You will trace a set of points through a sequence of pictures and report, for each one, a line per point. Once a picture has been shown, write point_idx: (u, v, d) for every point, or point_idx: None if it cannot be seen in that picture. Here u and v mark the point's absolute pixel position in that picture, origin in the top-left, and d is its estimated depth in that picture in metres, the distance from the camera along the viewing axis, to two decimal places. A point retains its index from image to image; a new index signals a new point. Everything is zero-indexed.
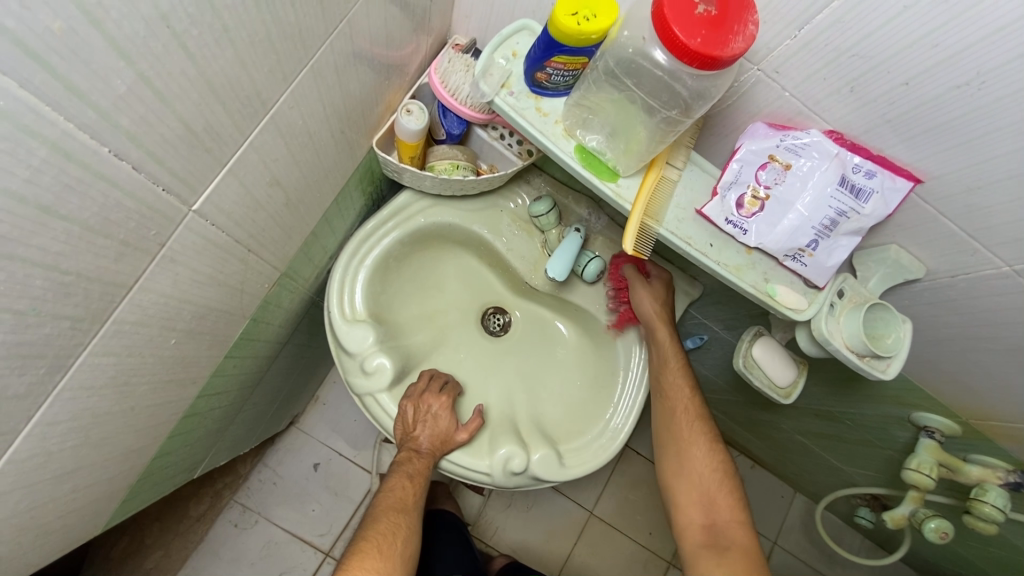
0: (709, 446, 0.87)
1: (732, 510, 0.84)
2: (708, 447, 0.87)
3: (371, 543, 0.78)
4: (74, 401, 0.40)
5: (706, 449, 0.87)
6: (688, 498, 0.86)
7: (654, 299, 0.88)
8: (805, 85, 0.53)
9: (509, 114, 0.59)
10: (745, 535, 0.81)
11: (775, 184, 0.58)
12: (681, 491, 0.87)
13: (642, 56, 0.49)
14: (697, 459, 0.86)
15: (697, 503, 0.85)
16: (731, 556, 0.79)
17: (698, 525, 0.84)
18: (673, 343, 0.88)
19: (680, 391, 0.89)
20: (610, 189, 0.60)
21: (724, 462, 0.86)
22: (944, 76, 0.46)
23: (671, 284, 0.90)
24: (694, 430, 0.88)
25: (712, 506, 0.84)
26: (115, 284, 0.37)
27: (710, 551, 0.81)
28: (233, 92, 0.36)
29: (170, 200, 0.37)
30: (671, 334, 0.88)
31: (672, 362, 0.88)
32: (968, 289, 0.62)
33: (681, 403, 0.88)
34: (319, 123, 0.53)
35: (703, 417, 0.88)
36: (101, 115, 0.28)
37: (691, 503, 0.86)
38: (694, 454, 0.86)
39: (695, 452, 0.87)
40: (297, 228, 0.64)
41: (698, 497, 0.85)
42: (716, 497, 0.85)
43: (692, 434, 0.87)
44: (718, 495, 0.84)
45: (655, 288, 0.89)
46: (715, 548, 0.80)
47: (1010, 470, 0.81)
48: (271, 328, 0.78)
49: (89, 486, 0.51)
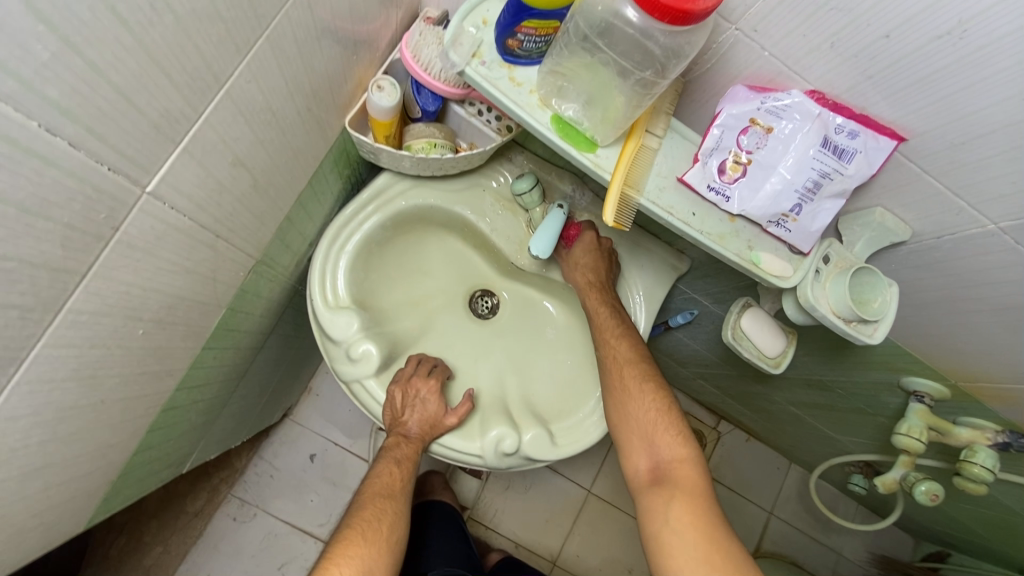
0: (645, 386, 0.81)
1: (676, 448, 0.77)
2: (643, 388, 0.81)
3: (356, 531, 0.76)
4: (36, 395, 0.39)
5: (642, 390, 0.81)
6: (632, 443, 0.80)
7: (582, 262, 0.88)
8: (785, 43, 0.51)
9: (481, 84, 0.56)
10: (691, 473, 0.75)
11: (757, 148, 0.57)
12: (626, 440, 0.80)
13: (613, 15, 0.48)
14: (636, 403, 0.80)
15: (641, 448, 0.79)
16: (677, 498, 0.73)
17: (644, 472, 0.78)
18: (596, 295, 0.87)
19: (611, 337, 0.84)
20: (588, 159, 0.58)
21: (664, 402, 0.80)
22: (926, 26, 0.45)
23: (609, 245, 0.90)
24: (629, 374, 0.82)
25: (656, 448, 0.78)
26: (66, 271, 0.35)
27: (657, 495, 0.74)
28: (179, 63, 0.35)
29: (118, 181, 0.35)
30: (595, 291, 0.87)
31: (597, 313, 0.86)
32: (953, 250, 0.61)
33: (611, 346, 0.84)
34: (282, 100, 0.51)
35: (635, 358, 0.82)
36: (24, 85, 0.26)
37: (636, 449, 0.79)
38: (631, 398, 0.80)
39: (632, 393, 0.81)
40: (269, 213, 0.62)
41: (640, 441, 0.79)
42: (660, 438, 0.78)
43: (624, 377, 0.81)
44: (661, 437, 0.78)
45: (584, 245, 0.88)
46: (661, 494, 0.74)
47: (999, 431, 0.81)
48: (251, 317, 0.76)
49: (62, 483, 0.50)
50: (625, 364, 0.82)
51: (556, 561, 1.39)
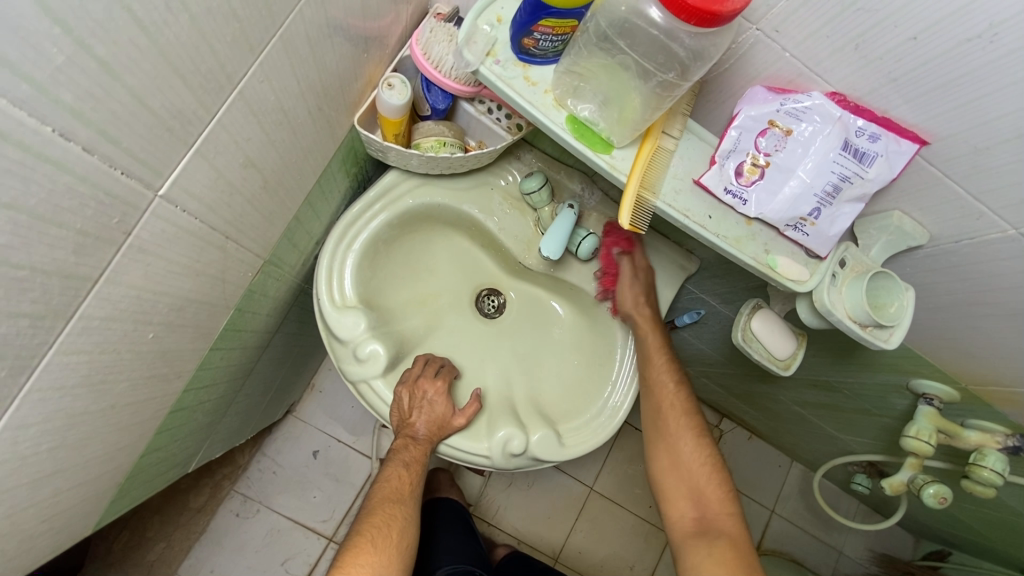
0: (698, 438, 0.87)
1: (721, 500, 0.83)
2: (695, 441, 0.87)
3: (366, 538, 0.76)
4: (45, 402, 0.38)
5: (694, 442, 0.87)
6: (678, 489, 0.85)
7: (638, 296, 0.87)
8: (807, 44, 0.50)
9: (495, 83, 0.55)
10: (734, 526, 0.81)
11: (775, 150, 0.56)
12: (673, 486, 0.86)
13: (636, 15, 0.47)
14: (686, 453, 0.86)
15: (688, 496, 0.84)
16: (722, 547, 0.78)
17: (687, 520, 0.83)
18: (654, 337, 0.88)
19: (668, 386, 0.89)
20: (604, 161, 0.57)
21: (713, 457, 0.86)
22: (956, 29, 0.44)
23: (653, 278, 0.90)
24: (682, 425, 0.87)
25: (702, 498, 0.84)
26: (77, 277, 0.35)
27: (701, 541, 0.80)
28: (193, 64, 0.34)
29: (131, 185, 0.34)
30: (654, 333, 0.88)
31: (654, 357, 0.88)
32: (971, 254, 0.61)
33: (668, 395, 0.88)
34: (294, 99, 0.49)
35: (689, 410, 0.89)
36: (38, 90, 0.25)
37: (682, 496, 0.85)
38: (682, 448, 0.87)
39: (684, 443, 0.87)
40: (278, 213, 0.61)
41: (687, 491, 0.85)
42: (707, 490, 0.84)
43: (679, 427, 0.87)
44: (708, 489, 0.84)
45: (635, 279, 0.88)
46: (705, 541, 0.80)
47: (1009, 435, 0.81)
48: (258, 317, 0.75)
49: (71, 488, 0.49)
50: (681, 415, 0.88)
51: (558, 557, 1.38)
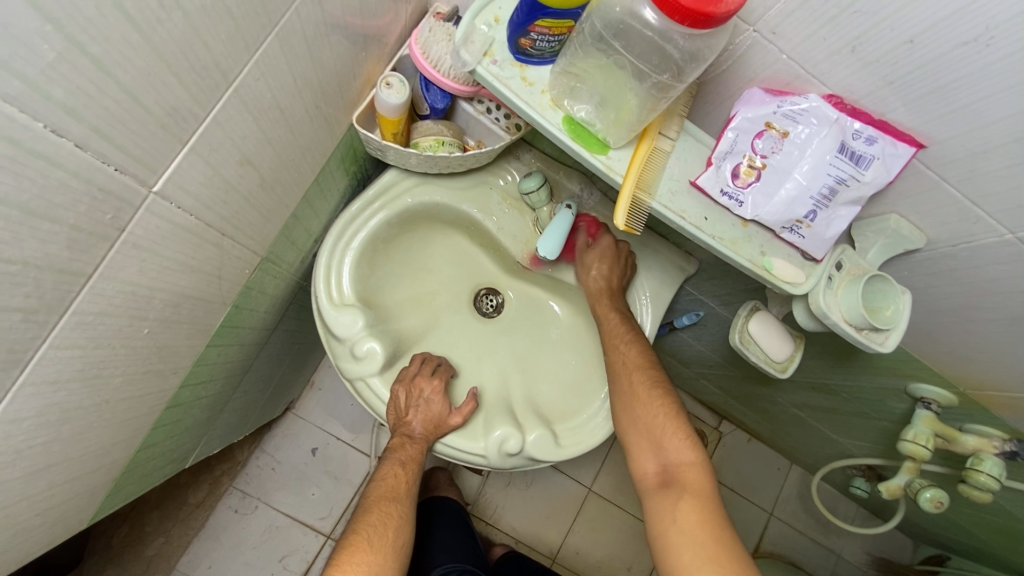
0: (654, 392, 0.80)
1: (685, 451, 0.76)
2: (652, 393, 0.80)
3: (361, 537, 0.77)
4: (40, 396, 0.39)
5: (650, 393, 0.80)
6: (640, 444, 0.79)
7: (595, 270, 0.87)
8: (804, 46, 0.50)
9: (492, 84, 0.55)
10: (700, 476, 0.74)
11: (772, 152, 0.56)
12: (634, 442, 0.80)
13: (630, 16, 0.47)
14: (645, 407, 0.79)
15: (650, 450, 0.78)
16: (686, 501, 0.72)
17: (653, 474, 0.77)
18: (608, 304, 0.87)
19: (620, 343, 0.84)
20: (600, 161, 0.58)
21: (671, 406, 0.79)
22: (951, 33, 0.44)
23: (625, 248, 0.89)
24: (637, 378, 0.81)
25: (664, 450, 0.77)
26: (71, 272, 0.35)
27: (665, 497, 0.74)
28: (187, 62, 0.34)
29: (125, 181, 0.35)
30: (606, 299, 0.87)
31: (607, 320, 0.86)
32: (969, 258, 0.60)
33: (621, 352, 0.83)
34: (291, 98, 0.50)
35: (643, 361, 0.82)
36: (28, 85, 0.26)
37: (644, 451, 0.79)
38: (639, 402, 0.80)
39: (640, 397, 0.80)
40: (275, 211, 0.61)
41: (648, 443, 0.79)
42: (668, 441, 0.78)
43: (634, 383, 0.81)
44: (670, 442, 0.77)
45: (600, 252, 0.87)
46: (669, 496, 0.74)
47: (1006, 440, 0.80)
48: (256, 314, 0.76)
49: (66, 482, 0.49)
50: (634, 369, 0.82)
51: (555, 557, 1.39)
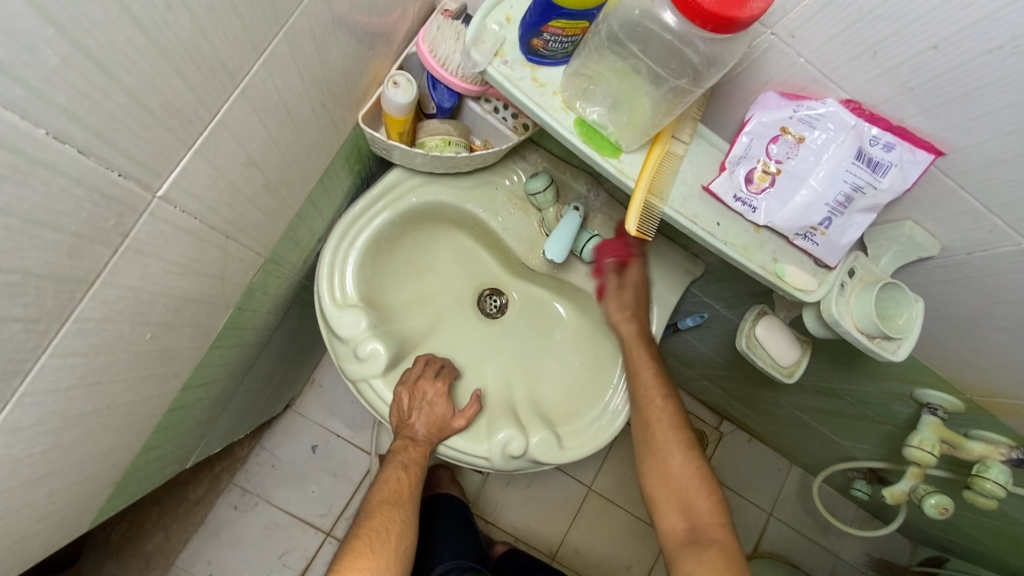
0: (685, 450, 0.85)
1: (712, 511, 0.82)
2: (684, 452, 0.85)
3: (364, 541, 0.76)
4: (40, 404, 0.38)
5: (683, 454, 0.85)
6: (668, 500, 0.84)
7: (626, 309, 0.87)
8: (822, 51, 0.49)
9: (503, 84, 0.54)
10: (727, 536, 0.79)
11: (787, 158, 0.55)
12: (663, 499, 0.85)
13: (651, 19, 0.46)
14: (675, 466, 0.85)
15: (678, 509, 0.83)
16: (715, 559, 0.76)
17: (680, 531, 0.82)
18: (638, 347, 0.87)
19: (653, 395, 0.86)
20: (612, 165, 0.56)
21: (701, 466, 0.85)
22: (975, 40, 0.42)
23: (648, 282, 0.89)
24: (669, 437, 0.86)
25: (693, 509, 0.82)
26: (73, 279, 0.34)
27: (693, 553, 0.78)
28: (193, 64, 0.33)
29: (129, 186, 0.34)
30: (638, 342, 0.87)
31: (641, 366, 0.86)
32: (983, 266, 0.59)
33: (653, 406, 0.86)
34: (297, 98, 0.48)
35: (678, 422, 0.87)
36: (30, 91, 0.25)
37: (672, 509, 0.83)
38: (671, 460, 0.85)
39: (671, 456, 0.85)
40: (280, 211, 0.60)
41: (677, 501, 0.84)
42: (697, 501, 0.83)
43: (665, 440, 0.86)
44: (698, 498, 0.82)
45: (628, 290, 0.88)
46: (698, 552, 0.78)
47: (1013, 447, 0.80)
48: (258, 315, 0.75)
49: (67, 487, 0.49)
50: (667, 426, 0.85)
51: (555, 555, 1.38)
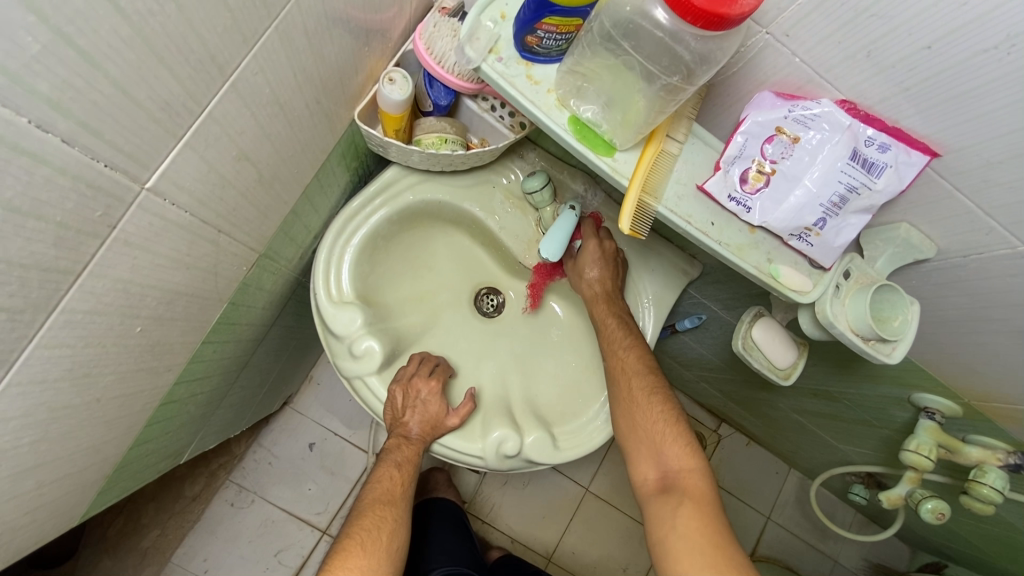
0: (654, 398, 0.80)
1: (684, 458, 0.76)
2: (651, 399, 0.80)
3: (355, 540, 0.76)
4: (27, 395, 0.38)
5: (649, 400, 0.80)
6: (640, 450, 0.79)
7: (589, 273, 0.86)
8: (817, 50, 0.49)
9: (497, 82, 0.54)
10: (699, 482, 0.74)
11: (782, 158, 0.54)
12: (634, 449, 0.80)
13: (641, 15, 0.46)
14: (644, 414, 0.80)
15: (649, 458, 0.78)
16: (685, 506, 0.71)
17: (653, 481, 0.77)
18: (604, 306, 0.86)
19: (618, 348, 0.84)
20: (606, 164, 0.56)
21: (670, 410, 0.80)
22: (970, 39, 0.42)
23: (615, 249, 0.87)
24: (637, 385, 0.81)
25: (663, 457, 0.77)
26: (59, 270, 0.34)
27: (664, 501, 0.74)
28: (181, 56, 0.33)
29: (116, 177, 0.34)
30: (603, 303, 0.86)
31: (605, 324, 0.86)
32: (979, 269, 0.59)
33: (619, 358, 0.83)
34: (290, 92, 0.48)
35: (642, 368, 0.82)
36: (11, 79, 0.25)
37: (644, 458, 0.79)
38: (639, 408, 0.80)
39: (639, 403, 0.80)
40: (274, 207, 0.60)
41: (648, 450, 0.79)
42: (667, 448, 0.78)
43: (632, 389, 0.81)
44: (668, 446, 0.78)
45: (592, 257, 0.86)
46: (669, 500, 0.73)
47: (1010, 452, 0.79)
48: (253, 310, 0.75)
49: (56, 479, 0.49)
50: (633, 375, 0.81)
51: (551, 558, 1.38)
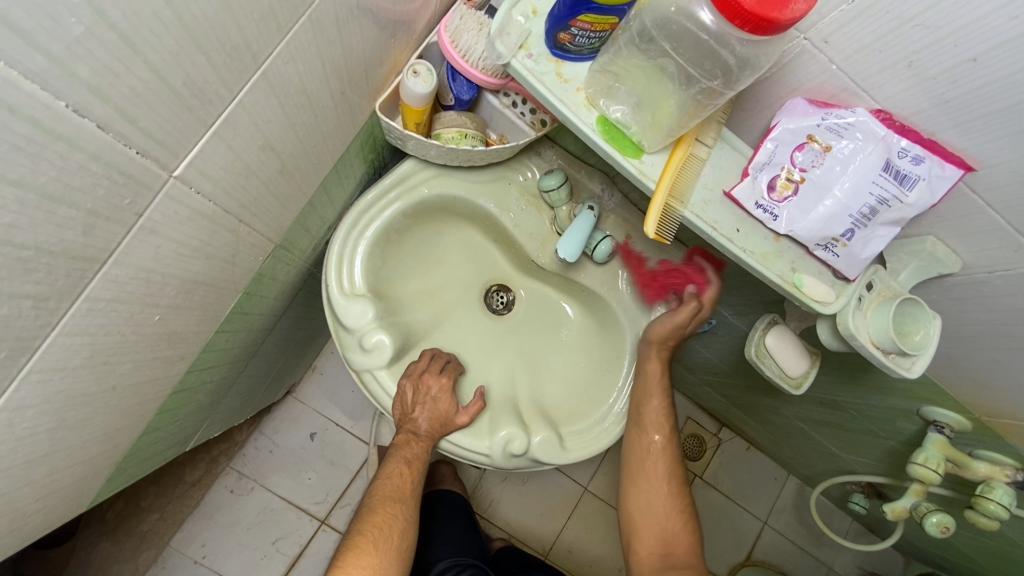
0: (671, 482, 0.91)
1: (685, 540, 0.89)
2: (669, 483, 0.91)
3: (366, 538, 0.76)
4: (44, 383, 0.37)
5: (669, 483, 0.91)
6: (647, 526, 0.90)
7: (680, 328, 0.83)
8: (855, 58, 0.48)
9: (526, 78, 0.53)
10: (693, 562, 0.87)
11: (812, 166, 0.54)
12: (641, 523, 0.91)
13: (686, 16, 0.45)
14: (659, 494, 0.90)
15: (654, 535, 0.89)
16: None
17: (653, 554, 0.88)
18: (660, 380, 0.87)
19: (653, 432, 0.89)
20: (633, 166, 0.55)
21: (682, 496, 0.91)
22: (1018, 53, 0.41)
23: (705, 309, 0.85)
24: (659, 468, 0.91)
25: (669, 539, 0.89)
26: (85, 258, 0.33)
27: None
28: (218, 42, 0.32)
29: (146, 164, 0.33)
30: (660, 373, 0.87)
31: (649, 403, 0.88)
32: (1003, 287, 0.58)
33: (651, 441, 0.89)
34: (318, 83, 0.47)
35: (668, 456, 0.91)
36: (52, 61, 0.24)
37: (648, 536, 0.90)
38: (656, 488, 0.91)
39: (657, 484, 0.91)
40: (293, 198, 0.59)
41: (654, 528, 0.90)
42: (674, 532, 0.89)
43: (655, 470, 0.91)
44: (673, 526, 0.89)
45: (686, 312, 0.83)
46: (668, 575, 0.85)
47: (1018, 469, 0.78)
48: (264, 301, 0.74)
49: (68, 467, 0.48)
50: (660, 458, 0.90)
51: (549, 552, 1.38)
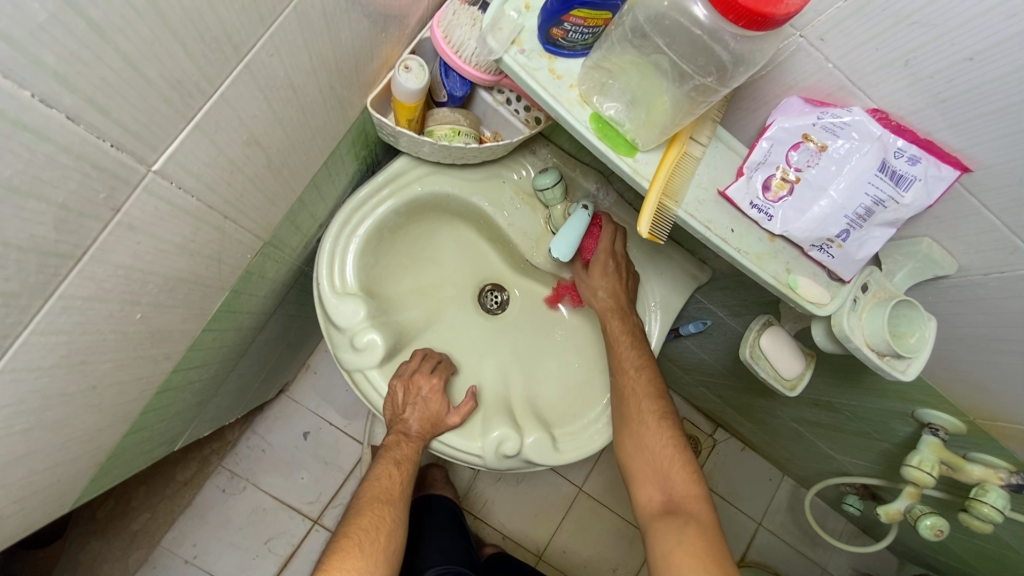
0: (662, 422, 0.82)
1: (689, 483, 0.79)
2: (660, 423, 0.82)
3: (353, 540, 0.75)
4: (20, 382, 0.36)
5: (659, 424, 0.82)
6: (645, 472, 0.82)
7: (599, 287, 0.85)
8: (852, 56, 0.48)
9: (518, 74, 0.52)
10: (703, 506, 0.77)
11: (807, 166, 0.53)
12: (640, 470, 0.82)
13: (680, 12, 0.44)
14: (651, 436, 0.81)
15: (654, 481, 0.81)
16: (690, 526, 0.74)
17: (656, 502, 0.79)
18: (620, 323, 0.85)
19: (630, 366, 0.83)
20: (627, 164, 0.54)
21: (678, 438, 0.82)
22: (1015, 52, 0.41)
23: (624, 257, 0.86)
24: (647, 406, 0.82)
25: (669, 481, 0.80)
26: (58, 254, 0.32)
27: (668, 523, 0.75)
28: (196, 33, 0.31)
29: (122, 158, 0.32)
30: (617, 317, 0.85)
31: (618, 340, 0.84)
32: (1000, 289, 0.58)
33: (630, 377, 0.82)
34: (305, 77, 0.47)
35: (652, 392, 0.82)
36: (16, 48, 0.23)
37: (649, 481, 0.81)
38: (648, 429, 0.81)
39: (648, 424, 0.82)
40: (281, 194, 0.58)
41: (654, 474, 0.81)
42: (673, 473, 0.80)
43: (642, 411, 0.82)
44: (673, 470, 0.80)
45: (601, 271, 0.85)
46: (674, 521, 0.75)
47: (1013, 472, 0.78)
48: (253, 299, 0.73)
49: (47, 467, 0.47)
50: (643, 396, 0.82)
51: (542, 555, 1.37)
